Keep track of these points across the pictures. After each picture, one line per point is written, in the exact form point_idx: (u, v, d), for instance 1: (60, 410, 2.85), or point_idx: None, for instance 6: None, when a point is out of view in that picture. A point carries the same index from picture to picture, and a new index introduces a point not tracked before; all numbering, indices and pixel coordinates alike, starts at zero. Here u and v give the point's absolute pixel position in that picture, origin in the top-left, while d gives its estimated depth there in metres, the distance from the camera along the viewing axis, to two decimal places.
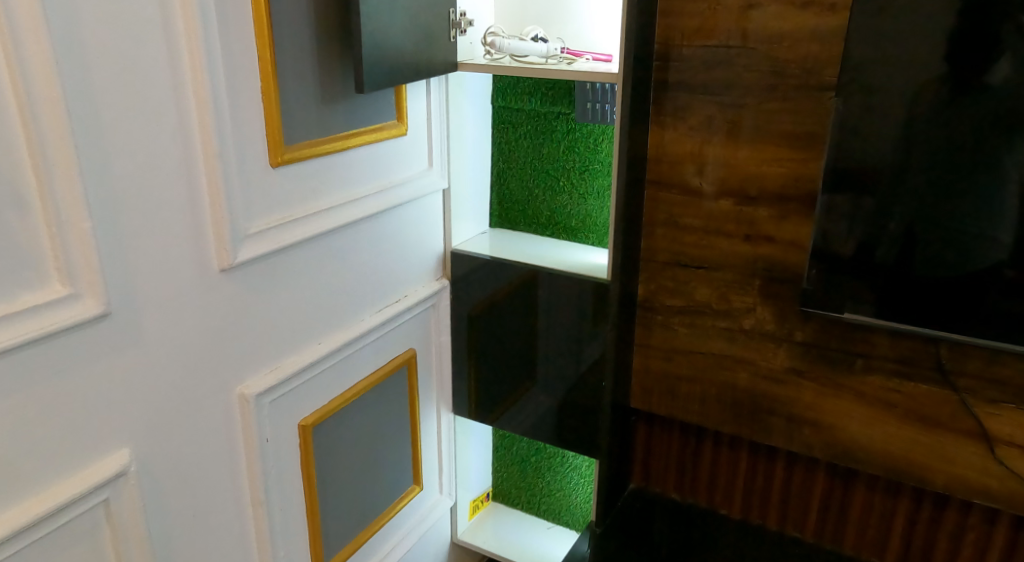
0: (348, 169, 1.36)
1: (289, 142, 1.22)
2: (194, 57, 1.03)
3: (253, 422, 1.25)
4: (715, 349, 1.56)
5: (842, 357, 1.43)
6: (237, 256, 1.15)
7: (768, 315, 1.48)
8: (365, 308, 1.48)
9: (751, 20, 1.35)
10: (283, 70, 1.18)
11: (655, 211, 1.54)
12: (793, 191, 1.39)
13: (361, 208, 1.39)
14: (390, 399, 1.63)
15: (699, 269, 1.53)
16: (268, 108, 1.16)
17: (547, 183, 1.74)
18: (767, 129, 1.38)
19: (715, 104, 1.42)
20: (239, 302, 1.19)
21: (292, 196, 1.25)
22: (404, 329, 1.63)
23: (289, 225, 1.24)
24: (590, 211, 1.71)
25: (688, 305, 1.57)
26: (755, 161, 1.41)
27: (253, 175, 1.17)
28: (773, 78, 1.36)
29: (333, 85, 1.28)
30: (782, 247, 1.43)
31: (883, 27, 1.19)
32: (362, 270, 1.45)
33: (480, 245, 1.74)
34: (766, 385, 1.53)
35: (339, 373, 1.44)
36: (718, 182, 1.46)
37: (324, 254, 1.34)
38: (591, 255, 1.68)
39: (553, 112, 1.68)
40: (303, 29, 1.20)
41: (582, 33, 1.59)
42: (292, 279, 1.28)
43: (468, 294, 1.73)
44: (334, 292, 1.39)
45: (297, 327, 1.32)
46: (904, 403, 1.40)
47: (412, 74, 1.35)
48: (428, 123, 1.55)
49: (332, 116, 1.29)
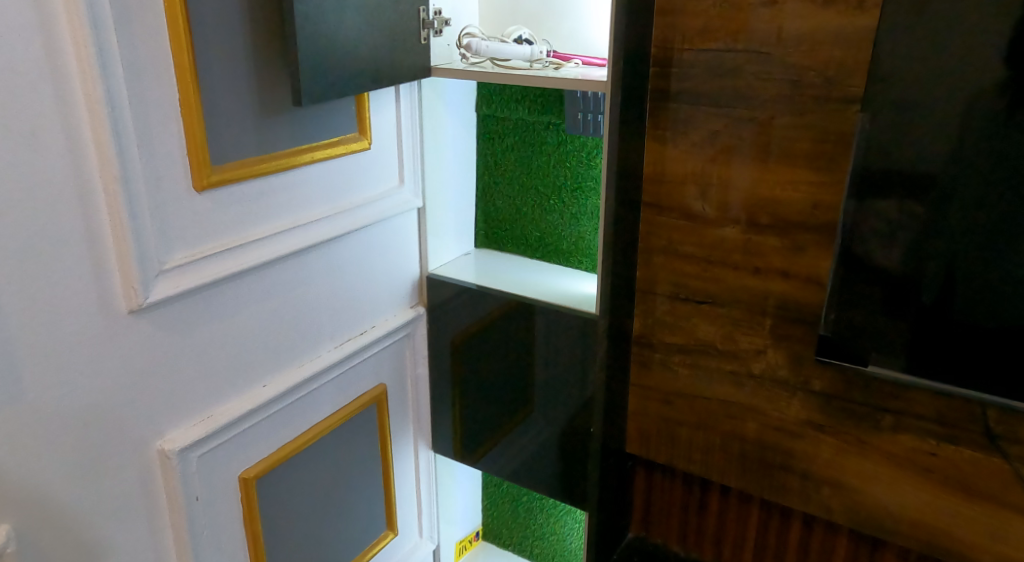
0: (296, 191, 1.20)
1: (216, 162, 1.06)
2: (84, 64, 0.88)
3: (177, 480, 1.09)
4: (720, 394, 1.37)
5: (867, 413, 1.23)
6: (148, 295, 0.99)
7: (781, 359, 1.29)
8: (322, 343, 1.32)
9: (761, 20, 1.15)
10: (208, 80, 1.02)
11: (652, 237, 1.35)
12: (811, 218, 1.19)
13: (313, 234, 1.23)
14: (357, 441, 1.47)
15: (703, 303, 1.34)
16: (189, 123, 1.00)
17: (536, 200, 1.56)
18: (781, 147, 1.18)
19: (719, 117, 1.22)
20: (157, 348, 1.04)
21: (222, 224, 1.09)
22: (371, 363, 1.47)
23: (218, 257, 1.08)
24: (583, 233, 1.52)
25: (690, 343, 1.38)
26: (766, 184, 1.21)
27: (171, 201, 1.01)
28: (789, 87, 1.15)
29: (275, 95, 1.11)
30: (798, 283, 1.23)
31: (919, 29, 0.99)
32: (316, 301, 1.29)
33: (462, 271, 1.57)
34: (779, 437, 1.33)
35: (289, 416, 1.28)
36: (723, 207, 1.26)
37: (267, 288, 1.19)
38: (583, 284, 1.50)
39: (541, 122, 1.49)
40: (233, 30, 1.03)
41: (575, 33, 1.40)
42: (226, 316, 1.13)
43: (447, 323, 1.56)
44: (280, 328, 1.23)
45: (235, 371, 1.16)
46: (944, 468, 1.19)
47: (371, 81, 1.17)
48: (398, 135, 1.38)
49: (273, 130, 1.13)
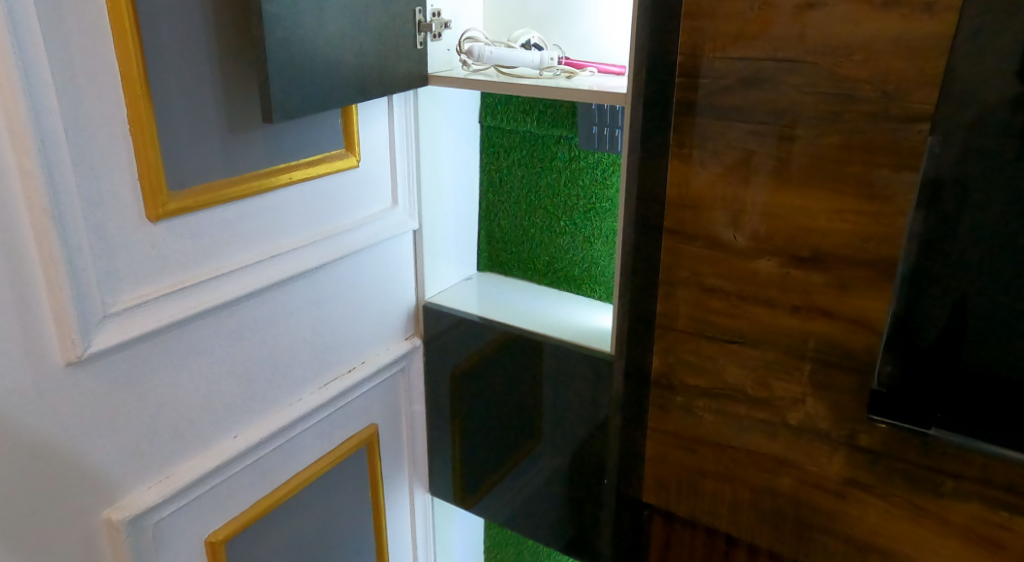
0: (273, 217, 1.06)
1: (174, 189, 0.91)
2: (3, 77, 0.75)
3: (127, 553, 0.95)
4: (750, 444, 1.22)
5: (922, 475, 1.08)
6: (89, 345, 0.86)
7: (821, 410, 1.13)
8: (304, 384, 1.18)
9: (807, 25, 0.98)
10: (164, 94, 0.88)
11: (674, 268, 1.19)
12: (861, 252, 1.02)
13: (292, 264, 1.09)
14: (344, 488, 1.33)
15: (732, 343, 1.17)
16: (142, 142, 0.86)
17: (544, 222, 1.41)
18: (826, 173, 1.02)
19: (755, 135, 1.05)
20: (104, 403, 0.90)
21: (183, 257, 0.95)
22: (362, 403, 1.33)
23: (178, 296, 0.94)
24: (596, 259, 1.37)
25: (716, 387, 1.22)
26: (808, 213, 1.04)
27: (118, 235, 0.87)
28: (838, 103, 0.98)
29: (245, 108, 0.97)
30: (843, 325, 1.07)
31: (1002, 39, 0.82)
32: (297, 339, 1.15)
33: (463, 299, 1.43)
34: (818, 495, 1.18)
35: (262, 469, 1.14)
36: (759, 238, 1.09)
37: (239, 327, 1.05)
38: (598, 316, 1.36)
39: (551, 136, 1.34)
40: (194, 34, 0.89)
41: (590, 36, 1.25)
42: (189, 361, 0.99)
43: (447, 355, 1.42)
44: (254, 371, 1.09)
45: (201, 423, 1.02)
46: (1016, 543, 1.03)
47: (359, 92, 1.03)
48: (391, 151, 1.24)
49: (244, 149, 0.98)
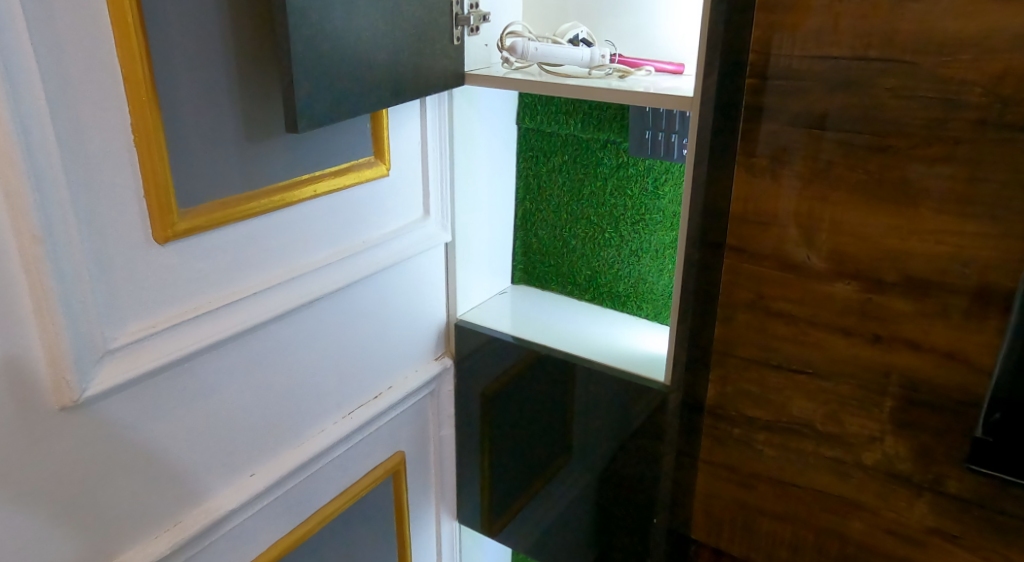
0: (296, 232, 0.95)
1: (184, 206, 0.80)
2: None
3: None
4: (816, 485, 1.08)
5: (1022, 529, 0.95)
6: (87, 386, 0.75)
7: (902, 451, 1.00)
8: (327, 414, 1.08)
9: (908, 20, 0.85)
10: (173, 98, 0.77)
11: (736, 289, 1.06)
12: (958, 277, 0.90)
13: (315, 285, 0.98)
14: (368, 521, 1.23)
15: (800, 374, 1.04)
16: (150, 154, 0.76)
17: (587, 233, 1.29)
18: (920, 187, 0.89)
19: (837, 144, 0.93)
20: (107, 448, 0.80)
21: (195, 281, 0.84)
22: (388, 430, 1.22)
23: (189, 326, 0.84)
24: (644, 275, 1.26)
25: (779, 421, 1.09)
26: (897, 232, 0.92)
27: (121, 260, 0.77)
28: (940, 108, 0.86)
29: (264, 112, 0.86)
30: (933, 358, 0.94)
31: None
32: (320, 365, 1.04)
33: (497, 316, 1.31)
34: (894, 545, 1.05)
35: (280, 508, 1.04)
36: (837, 258, 0.97)
37: (257, 356, 0.94)
38: (646, 337, 1.24)
39: (596, 140, 1.22)
40: (208, 29, 0.78)
41: (645, 30, 1.13)
42: (201, 396, 0.88)
43: (479, 376, 1.31)
44: (273, 403, 0.98)
45: (214, 464, 0.92)
46: None
47: (392, 95, 0.91)
48: (422, 157, 1.12)
49: (263, 159, 0.87)
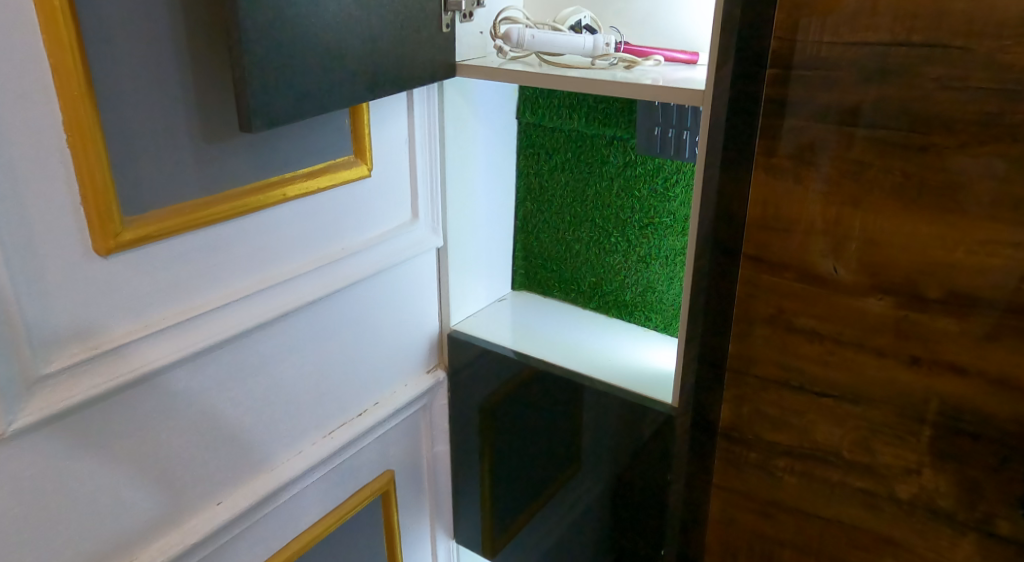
0: (265, 240, 0.86)
1: (129, 215, 0.72)
2: None
3: None
4: (844, 518, 0.97)
5: None
6: (16, 417, 0.67)
7: (941, 485, 0.89)
8: (305, 436, 0.99)
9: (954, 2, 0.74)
10: (112, 91, 0.68)
11: (753, 302, 0.94)
12: (1010, 293, 0.79)
13: (287, 298, 0.89)
14: (354, 545, 1.14)
15: (826, 399, 0.93)
16: (85, 154, 0.67)
17: (592, 237, 1.20)
18: (967, 191, 0.79)
19: (869, 142, 0.82)
20: (45, 482, 0.72)
21: (145, 297, 0.75)
22: (376, 449, 1.13)
23: (138, 346, 0.75)
24: (653, 283, 1.16)
25: (801, 446, 0.97)
26: (940, 242, 0.81)
27: (55, 273, 0.68)
28: (990, 103, 0.75)
29: (224, 107, 0.77)
30: (978, 384, 0.84)
31: None
32: (296, 384, 0.96)
33: (494, 326, 1.22)
34: None
35: (253, 537, 0.96)
36: (868, 271, 0.86)
37: (221, 375, 0.85)
38: (655, 351, 1.15)
39: (602, 137, 1.13)
40: (152, 13, 0.69)
41: (658, 15, 1.03)
42: (156, 422, 0.80)
43: (475, 390, 1.21)
44: (241, 426, 0.90)
45: (174, 494, 0.84)
46: None
47: (368, 88, 0.82)
48: (410, 155, 1.03)
49: (223, 160, 0.79)
